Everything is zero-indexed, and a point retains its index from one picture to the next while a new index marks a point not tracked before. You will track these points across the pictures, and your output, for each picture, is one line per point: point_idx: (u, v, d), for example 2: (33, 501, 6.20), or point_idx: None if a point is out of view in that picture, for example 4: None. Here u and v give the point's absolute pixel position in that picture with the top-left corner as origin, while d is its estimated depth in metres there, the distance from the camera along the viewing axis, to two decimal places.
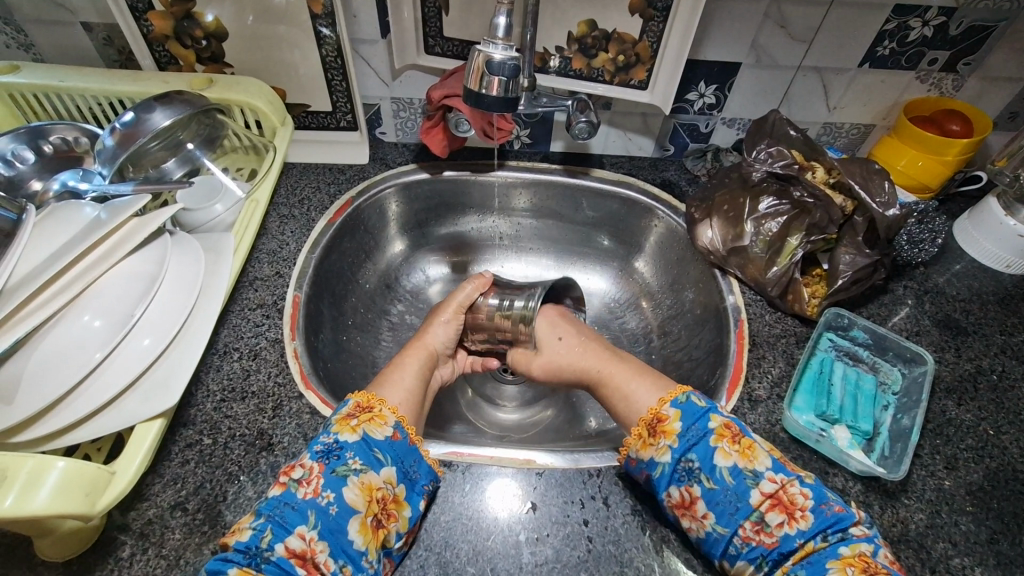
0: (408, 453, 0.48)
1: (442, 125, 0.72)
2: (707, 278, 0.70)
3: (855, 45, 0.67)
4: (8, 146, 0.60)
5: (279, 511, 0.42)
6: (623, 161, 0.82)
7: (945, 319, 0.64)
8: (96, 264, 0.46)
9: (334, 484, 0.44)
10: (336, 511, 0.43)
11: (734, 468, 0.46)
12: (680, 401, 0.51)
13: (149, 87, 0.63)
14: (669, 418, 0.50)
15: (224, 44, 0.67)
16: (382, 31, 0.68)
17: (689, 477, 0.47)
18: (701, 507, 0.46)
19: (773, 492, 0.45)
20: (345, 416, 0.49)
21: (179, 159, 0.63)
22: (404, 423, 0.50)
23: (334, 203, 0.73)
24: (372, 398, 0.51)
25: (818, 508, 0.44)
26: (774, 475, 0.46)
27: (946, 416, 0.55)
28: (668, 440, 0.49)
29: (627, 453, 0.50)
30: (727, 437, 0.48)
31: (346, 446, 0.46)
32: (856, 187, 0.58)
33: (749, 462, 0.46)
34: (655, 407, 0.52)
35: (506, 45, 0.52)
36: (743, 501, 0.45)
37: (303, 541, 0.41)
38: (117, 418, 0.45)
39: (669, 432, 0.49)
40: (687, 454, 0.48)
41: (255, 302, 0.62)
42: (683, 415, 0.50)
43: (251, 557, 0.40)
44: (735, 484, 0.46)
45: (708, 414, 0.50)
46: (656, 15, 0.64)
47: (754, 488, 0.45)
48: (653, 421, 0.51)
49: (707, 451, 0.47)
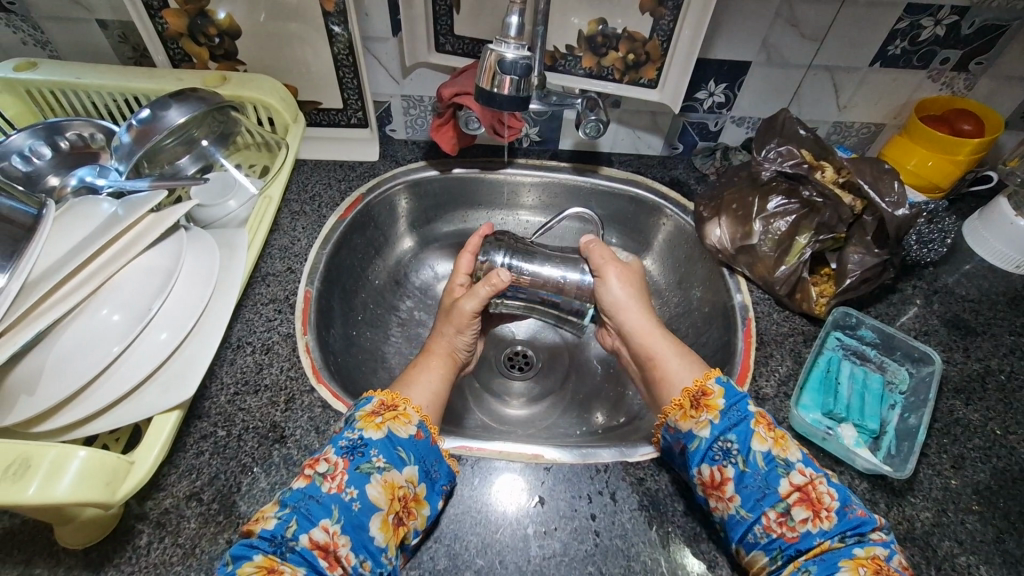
0: (430, 453, 0.49)
1: (453, 123, 0.72)
2: (715, 276, 0.71)
3: (866, 44, 0.67)
4: (26, 143, 0.60)
5: (304, 504, 0.43)
6: (632, 159, 0.82)
7: (954, 319, 0.64)
8: (115, 258, 0.47)
9: (359, 481, 0.45)
10: (359, 507, 0.44)
11: (767, 455, 0.46)
12: (723, 380, 0.51)
13: (164, 84, 0.64)
14: (712, 394, 0.51)
15: (237, 41, 0.68)
16: (393, 29, 0.68)
17: (724, 458, 0.47)
18: (730, 488, 0.46)
19: (802, 485, 0.45)
20: (370, 413, 0.49)
21: (193, 156, 0.64)
22: (427, 422, 0.51)
23: (345, 199, 0.73)
24: (397, 397, 0.52)
25: (843, 510, 0.44)
26: (805, 468, 0.46)
27: (953, 416, 0.55)
28: (709, 414, 0.49)
29: (667, 421, 0.52)
30: (764, 423, 0.48)
31: (371, 443, 0.47)
32: (866, 186, 0.58)
33: (782, 451, 0.47)
34: (699, 380, 0.53)
35: (518, 44, 0.52)
36: (771, 488, 0.45)
37: (326, 534, 0.42)
38: (135, 409, 0.46)
39: (712, 407, 0.50)
40: (725, 433, 0.48)
41: (267, 297, 0.63)
42: (726, 393, 0.50)
43: (276, 545, 0.41)
44: (767, 470, 0.46)
45: (748, 398, 0.50)
46: (667, 14, 0.64)
47: (785, 478, 0.45)
48: (696, 395, 0.52)
49: (746, 433, 0.47)
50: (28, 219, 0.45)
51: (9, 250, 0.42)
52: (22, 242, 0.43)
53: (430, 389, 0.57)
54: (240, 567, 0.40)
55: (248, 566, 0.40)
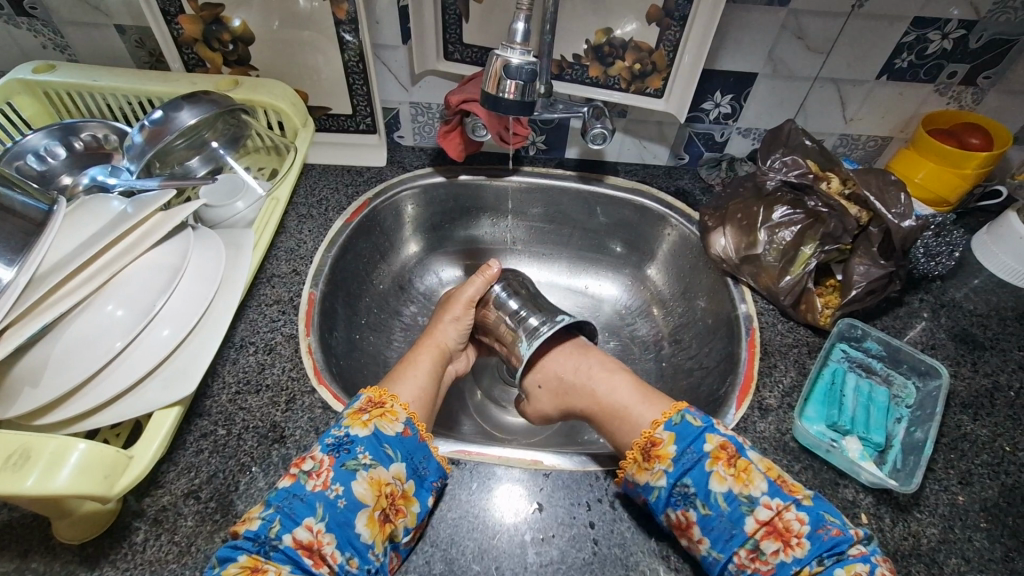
0: (418, 450, 0.49)
1: (460, 129, 0.73)
2: (719, 286, 0.70)
3: (872, 57, 0.67)
4: (42, 143, 0.62)
5: (288, 502, 0.43)
6: (638, 169, 0.82)
7: (962, 333, 0.63)
8: (122, 256, 0.47)
9: (344, 478, 0.45)
10: (345, 504, 0.44)
11: (729, 494, 0.45)
12: (673, 425, 0.50)
13: (177, 88, 0.65)
14: (663, 442, 0.50)
15: (251, 48, 0.69)
16: (403, 37, 0.69)
17: (685, 502, 0.46)
18: (698, 531, 0.45)
19: (769, 519, 0.44)
20: (357, 410, 0.50)
21: (203, 157, 0.65)
22: (414, 420, 0.51)
23: (352, 203, 0.74)
24: (384, 394, 0.52)
25: (815, 533, 0.43)
26: (770, 501, 0.45)
27: (961, 431, 0.54)
28: (663, 465, 0.48)
29: (625, 475, 0.50)
30: (723, 459, 0.47)
31: (356, 440, 0.47)
32: (872, 199, 0.58)
33: (745, 487, 0.46)
34: (649, 430, 0.51)
35: (524, 50, 0.53)
36: (738, 528, 0.44)
37: (310, 532, 0.42)
38: (137, 404, 0.46)
39: (665, 456, 0.49)
40: (681, 479, 0.47)
41: (272, 298, 0.63)
42: (676, 439, 0.50)
43: (260, 545, 0.41)
44: (729, 510, 0.45)
45: (704, 434, 0.49)
46: (673, 25, 0.64)
47: (750, 516, 0.45)
48: (647, 446, 0.50)
49: (703, 475, 0.47)
50: (40, 215, 0.46)
51: (19, 245, 0.43)
52: (33, 236, 0.44)
53: (418, 387, 0.56)
54: (223, 568, 0.40)
55: (232, 568, 0.40)
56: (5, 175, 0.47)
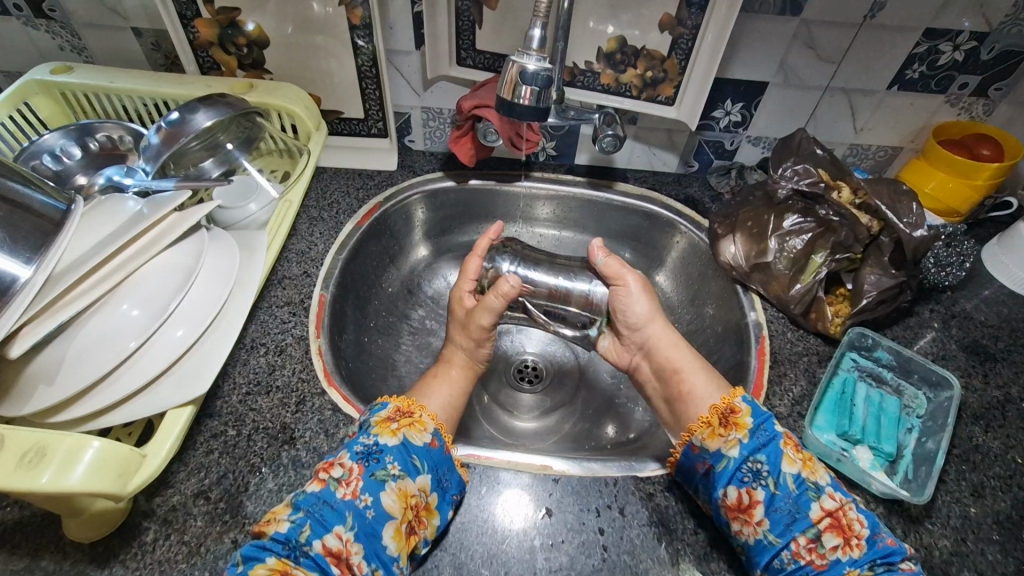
0: (443, 461, 0.49)
1: (471, 134, 0.73)
2: (728, 294, 0.70)
3: (884, 68, 0.67)
4: (58, 143, 0.63)
5: (318, 508, 0.43)
6: (647, 176, 0.82)
7: (973, 344, 0.63)
8: (137, 256, 0.48)
9: (373, 488, 0.45)
10: (373, 515, 0.44)
11: (798, 477, 0.46)
12: (750, 399, 0.51)
13: (192, 90, 0.65)
14: (740, 412, 0.50)
15: (265, 51, 0.70)
16: (416, 43, 0.70)
17: (753, 479, 0.47)
18: (759, 513, 0.45)
19: (833, 510, 0.44)
20: (385, 419, 0.50)
21: (217, 159, 0.66)
22: (441, 431, 0.51)
23: (362, 207, 0.75)
24: (412, 404, 0.52)
25: (872, 538, 0.43)
26: (834, 493, 0.45)
27: (972, 443, 0.54)
28: (738, 433, 0.49)
29: (691, 439, 0.51)
30: (792, 444, 0.48)
31: (386, 449, 0.47)
32: (883, 207, 0.58)
33: (812, 473, 0.46)
34: (728, 397, 0.52)
35: (540, 56, 0.53)
36: (802, 513, 0.45)
37: (339, 541, 0.42)
38: (150, 403, 0.46)
39: (741, 425, 0.49)
40: (755, 454, 0.47)
41: (282, 300, 0.63)
42: (753, 412, 0.50)
43: (290, 549, 0.41)
44: (797, 493, 0.45)
45: (775, 417, 0.50)
46: (686, 33, 0.65)
47: (816, 502, 0.45)
48: (724, 412, 0.51)
49: (777, 454, 0.47)
50: (57, 214, 0.47)
51: (37, 243, 0.44)
52: (51, 235, 0.45)
53: (445, 399, 0.57)
54: (252, 568, 0.40)
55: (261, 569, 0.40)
56: (23, 174, 0.48)
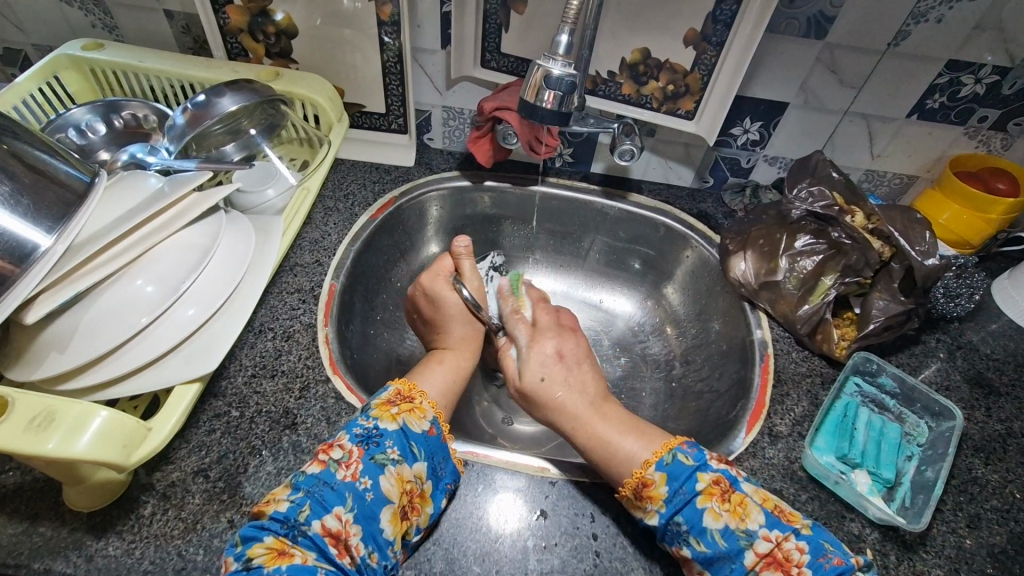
0: (439, 450, 0.50)
1: (490, 136, 0.74)
2: (735, 310, 0.70)
3: (904, 96, 0.67)
4: (84, 118, 0.65)
5: (318, 489, 0.43)
6: (661, 189, 0.83)
7: (977, 377, 0.63)
8: (157, 231, 0.48)
9: (373, 471, 0.45)
10: (372, 498, 0.44)
11: (724, 531, 0.44)
12: (665, 464, 0.48)
13: (219, 74, 0.66)
14: (654, 483, 0.47)
15: (293, 41, 0.71)
16: (442, 42, 0.71)
17: (678, 539, 0.45)
18: (697, 566, 0.44)
19: (767, 552, 0.43)
20: (385, 402, 0.51)
21: (238, 144, 0.66)
22: (439, 419, 0.52)
23: (377, 200, 0.75)
24: (413, 388, 0.53)
25: (816, 562, 0.42)
26: (768, 533, 0.44)
27: (971, 475, 0.54)
28: (654, 505, 0.47)
29: (623, 505, 0.49)
30: (716, 494, 0.46)
31: (386, 434, 0.47)
32: (895, 233, 0.58)
33: (740, 521, 0.44)
34: (638, 468, 0.49)
35: (565, 62, 0.54)
36: (737, 562, 0.43)
37: (338, 522, 0.42)
38: (158, 377, 0.47)
39: (656, 497, 0.47)
40: (673, 518, 0.45)
41: (293, 287, 0.64)
42: (669, 478, 0.47)
43: (288, 528, 0.41)
44: (726, 547, 0.44)
45: (696, 471, 0.47)
46: (710, 49, 0.65)
47: (749, 549, 0.43)
48: (638, 485, 0.48)
49: (695, 514, 0.45)
50: (81, 186, 0.48)
51: (59, 214, 0.45)
52: (73, 207, 0.46)
53: (447, 383, 0.58)
54: (250, 547, 0.40)
55: (259, 548, 0.40)
56: (50, 145, 0.49)
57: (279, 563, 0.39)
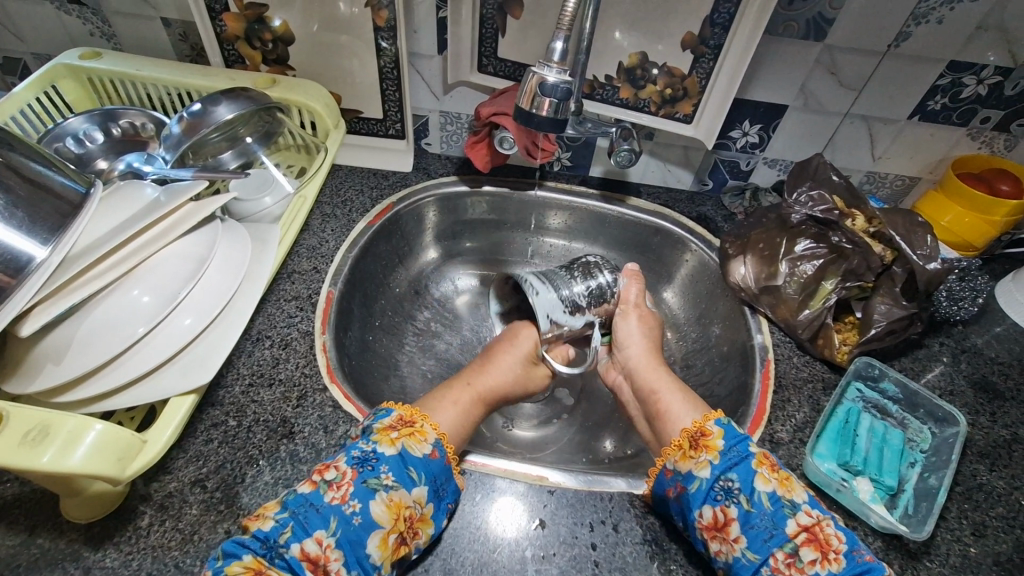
0: (442, 472, 0.49)
1: (488, 141, 0.73)
2: (736, 314, 0.70)
3: (905, 98, 0.67)
4: (82, 127, 0.65)
5: (304, 511, 0.43)
6: (661, 192, 0.82)
7: (982, 381, 0.62)
8: (152, 242, 0.48)
9: (364, 495, 0.44)
10: (360, 522, 0.43)
11: (773, 495, 0.46)
12: (724, 421, 0.51)
13: (216, 82, 0.66)
14: (711, 435, 0.50)
15: (290, 48, 0.71)
16: (439, 47, 0.70)
17: (726, 497, 0.47)
18: (735, 529, 0.45)
19: (809, 525, 0.44)
20: (386, 427, 0.50)
21: (235, 151, 0.66)
22: (444, 443, 0.51)
23: (376, 206, 0.75)
24: (415, 413, 0.53)
25: (851, 553, 0.43)
26: (811, 509, 0.45)
27: (976, 481, 0.53)
28: (709, 455, 0.49)
29: (666, 463, 0.51)
30: (767, 463, 0.48)
31: (382, 458, 0.47)
32: (897, 237, 0.57)
33: (787, 491, 0.46)
34: (699, 422, 0.53)
35: (560, 68, 0.53)
36: (778, 529, 0.44)
37: (320, 546, 0.42)
38: (154, 389, 0.47)
39: (712, 447, 0.49)
40: (726, 473, 0.48)
41: (290, 294, 0.64)
42: (726, 434, 0.50)
43: (268, 549, 0.41)
44: (772, 510, 0.45)
45: (749, 439, 0.50)
46: (709, 52, 0.65)
47: (791, 518, 0.45)
48: (696, 435, 0.51)
49: (748, 472, 0.47)
50: (77, 197, 0.48)
51: (54, 225, 0.45)
52: (69, 218, 0.46)
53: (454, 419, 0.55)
54: (230, 564, 0.40)
55: (237, 566, 0.39)
56: (47, 156, 0.49)
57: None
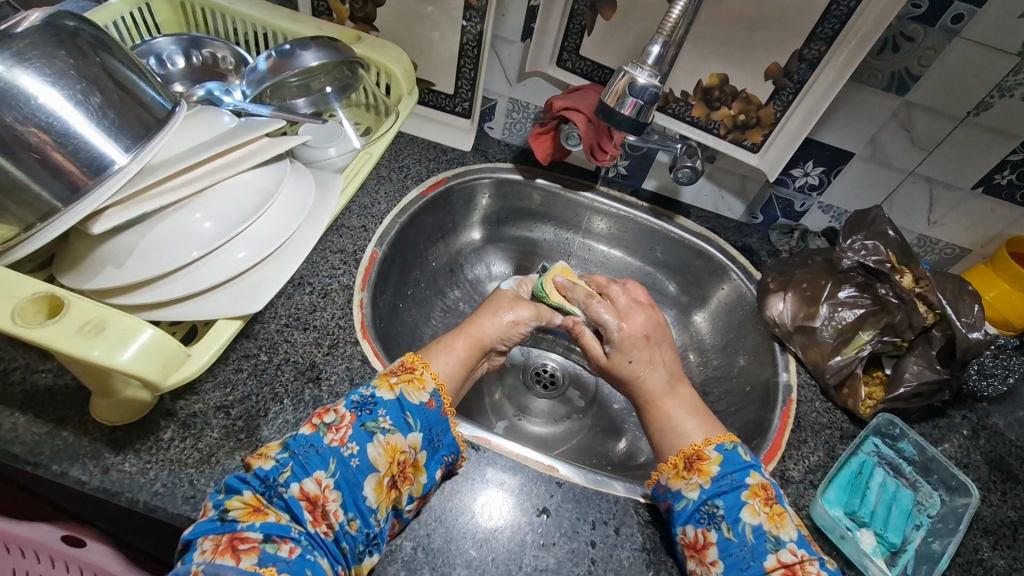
0: (438, 423, 0.48)
1: (553, 134, 0.74)
2: (764, 349, 0.70)
3: (974, 167, 0.67)
4: (167, 48, 0.67)
5: (303, 451, 0.43)
6: (709, 217, 0.82)
7: (998, 461, 0.62)
8: (223, 167, 0.49)
9: (361, 438, 0.45)
10: (357, 464, 0.44)
11: (758, 528, 0.45)
12: (724, 448, 0.50)
13: (304, 28, 0.68)
14: (708, 459, 0.49)
15: (379, 9, 0.72)
16: (523, 35, 0.71)
17: (709, 522, 0.46)
18: (712, 553, 0.45)
19: (790, 563, 0.43)
20: (387, 373, 0.50)
21: (311, 99, 0.68)
22: (440, 393, 0.50)
23: (430, 177, 0.76)
24: (417, 360, 0.52)
25: None
26: (796, 548, 0.44)
27: (977, 555, 0.53)
28: (700, 478, 0.48)
29: (659, 478, 0.51)
30: (760, 496, 0.47)
31: (380, 403, 0.47)
32: (944, 301, 0.58)
33: (774, 527, 0.45)
34: (698, 444, 0.51)
35: (652, 72, 0.54)
36: (756, 561, 0.44)
37: (318, 487, 0.42)
38: (201, 308, 0.48)
39: (705, 471, 0.48)
40: (714, 498, 0.47)
41: (337, 246, 0.65)
42: (723, 461, 0.49)
43: (266, 487, 0.41)
44: (754, 543, 0.44)
45: (750, 468, 0.48)
46: (789, 86, 0.65)
47: (773, 554, 0.44)
48: (691, 456, 0.50)
49: (735, 503, 0.46)
50: (162, 111, 0.49)
51: (139, 134, 0.46)
52: (153, 130, 0.47)
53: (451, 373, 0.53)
54: (229, 498, 0.41)
55: (236, 501, 0.41)
56: (140, 66, 0.50)
57: (251, 520, 0.40)
